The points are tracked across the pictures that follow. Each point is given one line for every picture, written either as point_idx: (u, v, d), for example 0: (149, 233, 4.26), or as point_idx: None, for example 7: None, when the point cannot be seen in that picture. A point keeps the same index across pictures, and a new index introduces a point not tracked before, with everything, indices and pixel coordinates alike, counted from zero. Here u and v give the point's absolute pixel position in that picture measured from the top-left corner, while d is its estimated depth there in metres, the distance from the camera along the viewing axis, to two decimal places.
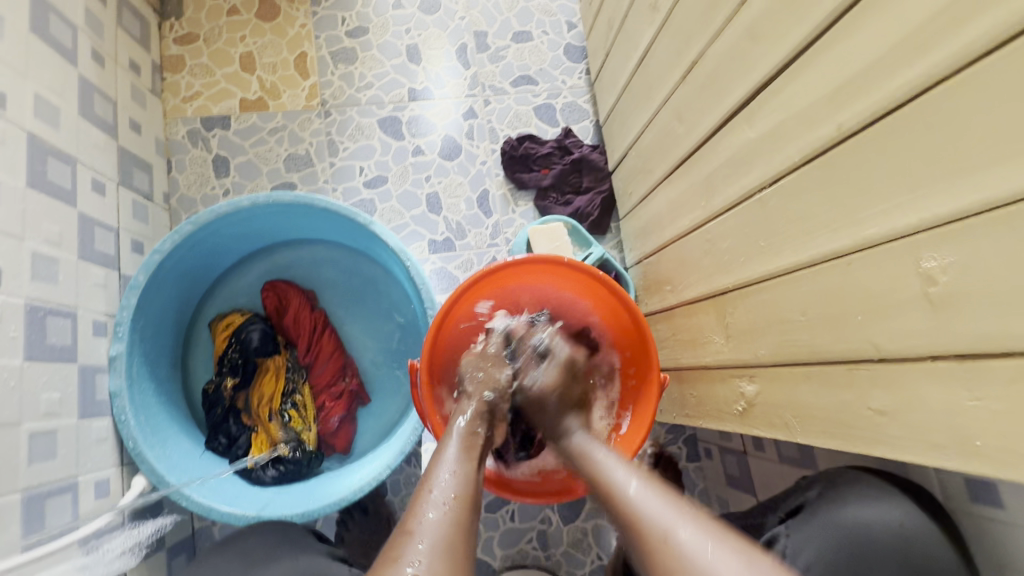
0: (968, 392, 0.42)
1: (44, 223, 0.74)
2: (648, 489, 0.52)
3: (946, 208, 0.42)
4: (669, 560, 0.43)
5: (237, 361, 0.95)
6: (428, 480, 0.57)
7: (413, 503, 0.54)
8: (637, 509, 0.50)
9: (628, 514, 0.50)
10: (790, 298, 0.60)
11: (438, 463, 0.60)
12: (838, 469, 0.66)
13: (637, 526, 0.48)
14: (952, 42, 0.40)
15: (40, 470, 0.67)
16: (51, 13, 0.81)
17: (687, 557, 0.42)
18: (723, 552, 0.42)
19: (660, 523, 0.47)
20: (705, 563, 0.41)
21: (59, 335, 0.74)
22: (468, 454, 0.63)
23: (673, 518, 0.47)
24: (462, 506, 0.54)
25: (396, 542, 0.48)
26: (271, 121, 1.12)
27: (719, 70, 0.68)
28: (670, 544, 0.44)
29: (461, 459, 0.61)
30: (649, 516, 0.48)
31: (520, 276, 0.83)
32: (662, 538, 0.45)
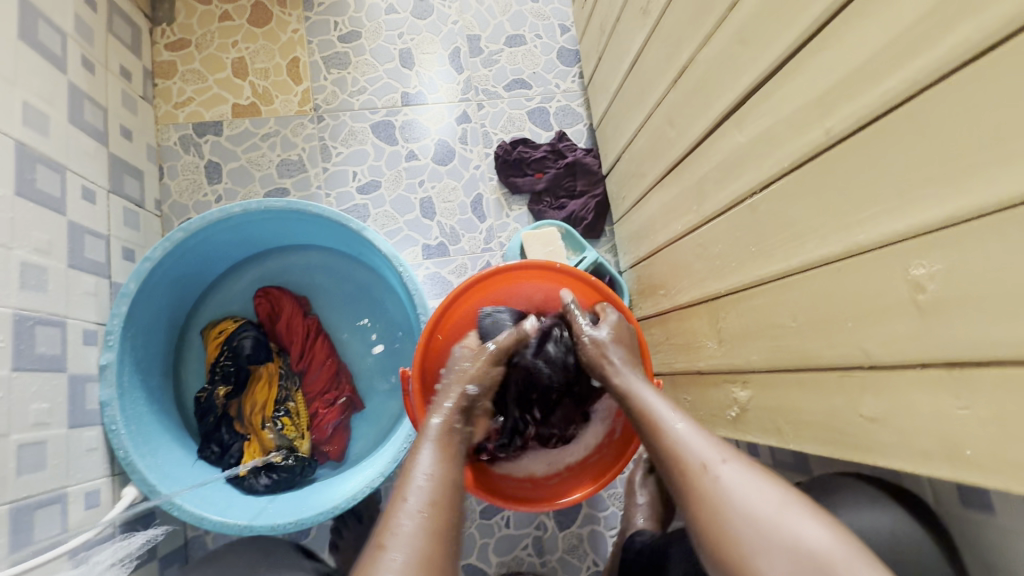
0: (956, 400, 0.42)
1: (34, 232, 0.74)
2: (690, 422, 0.55)
3: (933, 215, 0.42)
4: (706, 492, 0.49)
5: (229, 368, 0.95)
6: (405, 476, 0.56)
7: (387, 512, 0.53)
8: (676, 440, 0.54)
9: (669, 442, 0.54)
10: (781, 303, 0.60)
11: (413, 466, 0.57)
12: (833, 475, 0.65)
13: (678, 456, 0.53)
14: (939, 47, 0.40)
15: (29, 481, 0.67)
16: (41, 21, 0.81)
17: (724, 490, 0.48)
18: (758, 488, 0.47)
19: (698, 457, 0.51)
20: (739, 497, 0.47)
21: (49, 344, 0.73)
22: (447, 450, 0.60)
23: (712, 454, 0.51)
24: (436, 502, 0.54)
25: (371, 556, 0.49)
26: (263, 127, 1.11)
27: (710, 74, 0.68)
28: (709, 475, 0.50)
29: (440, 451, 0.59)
30: (690, 451, 0.52)
31: (516, 279, 0.82)
32: (701, 471, 0.50)
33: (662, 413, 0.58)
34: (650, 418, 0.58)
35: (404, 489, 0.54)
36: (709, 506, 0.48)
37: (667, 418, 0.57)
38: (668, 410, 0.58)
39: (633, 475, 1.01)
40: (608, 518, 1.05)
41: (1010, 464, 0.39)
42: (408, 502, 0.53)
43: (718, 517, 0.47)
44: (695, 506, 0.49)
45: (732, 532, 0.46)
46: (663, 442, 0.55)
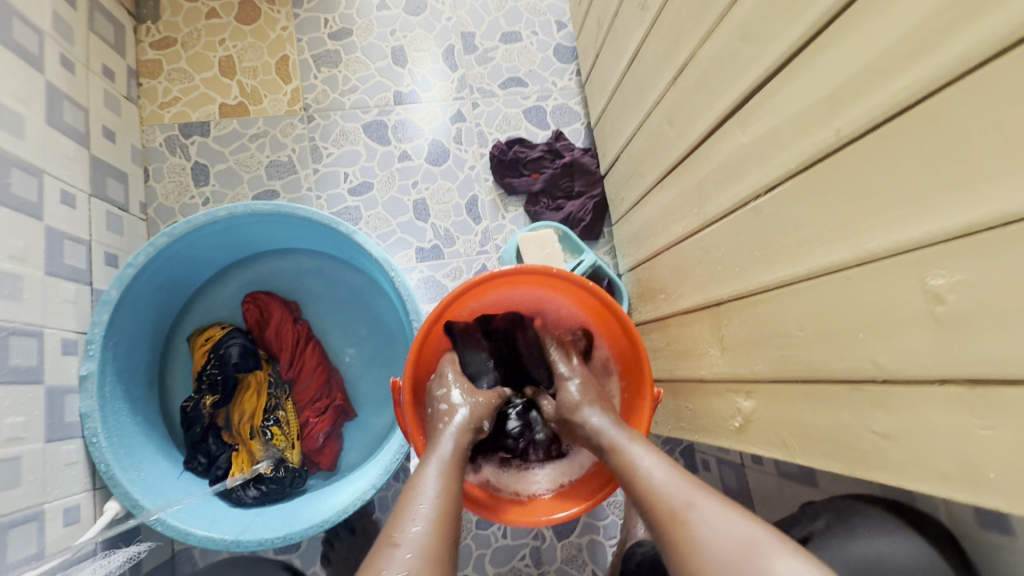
0: (978, 419, 0.39)
1: (7, 239, 0.71)
2: (665, 466, 0.55)
3: (952, 221, 0.39)
4: (680, 534, 0.47)
5: (216, 377, 0.92)
6: (415, 483, 0.58)
7: (399, 514, 0.54)
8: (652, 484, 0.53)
9: (643, 489, 0.54)
10: (787, 312, 0.57)
11: (427, 470, 0.59)
12: (843, 498, 0.63)
13: (654, 503, 0.52)
14: (959, 41, 0.36)
15: (2, 500, 0.64)
16: (15, 19, 0.78)
17: (697, 532, 0.46)
18: (728, 525, 0.45)
19: (671, 501, 0.50)
20: (711, 539, 0.45)
21: (24, 356, 0.71)
22: (457, 466, 0.62)
23: (688, 496, 0.50)
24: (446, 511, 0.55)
25: (382, 550, 0.50)
26: (252, 127, 1.08)
27: (710, 72, 0.65)
28: (683, 518, 0.48)
29: (450, 466, 0.61)
30: (664, 494, 0.51)
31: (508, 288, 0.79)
32: (676, 514, 0.49)
33: (639, 459, 0.58)
34: (629, 465, 0.58)
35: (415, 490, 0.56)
36: (687, 553, 0.46)
37: (644, 463, 0.56)
38: (647, 455, 0.58)
39: None
40: (608, 527, 1.02)
41: None
42: (419, 502, 0.54)
43: (695, 559, 0.45)
44: (672, 550, 0.48)
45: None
46: (640, 489, 0.54)
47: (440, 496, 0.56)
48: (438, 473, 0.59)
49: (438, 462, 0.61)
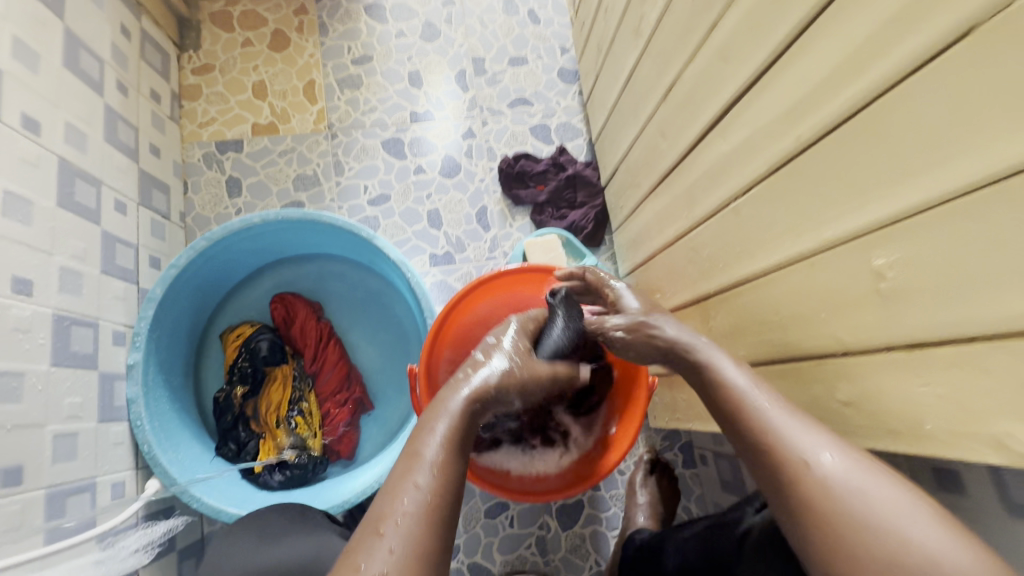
0: (917, 378, 0.46)
1: (71, 240, 0.80)
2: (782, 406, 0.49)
3: (887, 210, 0.46)
4: (813, 501, 0.42)
5: (246, 370, 1.00)
6: (409, 458, 0.49)
7: (391, 491, 0.47)
8: (788, 448, 0.46)
9: (775, 455, 0.46)
10: (763, 300, 0.64)
11: (413, 469, 0.48)
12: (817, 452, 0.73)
13: (743, 428, 0.49)
14: (885, 62, 0.44)
15: (61, 470, 0.72)
16: (82, 50, 0.89)
17: (841, 498, 0.41)
18: (872, 481, 0.41)
19: (804, 456, 0.45)
20: (861, 497, 0.41)
21: (82, 344, 0.79)
22: (457, 452, 0.51)
23: (815, 449, 0.45)
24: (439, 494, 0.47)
25: (365, 541, 0.43)
26: (281, 144, 1.18)
27: (695, 90, 0.73)
28: (816, 483, 0.43)
29: (447, 460, 0.49)
30: (796, 452, 0.45)
31: (471, 305, 0.86)
32: (808, 474, 0.44)
33: (777, 419, 0.48)
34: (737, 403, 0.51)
35: (396, 488, 0.47)
36: (820, 515, 0.42)
37: (782, 421, 0.47)
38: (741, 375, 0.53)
39: (634, 475, 1.04)
40: (610, 518, 1.07)
41: (964, 436, 0.42)
42: (398, 504, 0.45)
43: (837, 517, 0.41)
44: (792, 518, 0.44)
45: (840, 537, 0.40)
46: (770, 459, 0.46)
47: (428, 495, 0.47)
48: (430, 472, 0.48)
49: (427, 462, 0.49)
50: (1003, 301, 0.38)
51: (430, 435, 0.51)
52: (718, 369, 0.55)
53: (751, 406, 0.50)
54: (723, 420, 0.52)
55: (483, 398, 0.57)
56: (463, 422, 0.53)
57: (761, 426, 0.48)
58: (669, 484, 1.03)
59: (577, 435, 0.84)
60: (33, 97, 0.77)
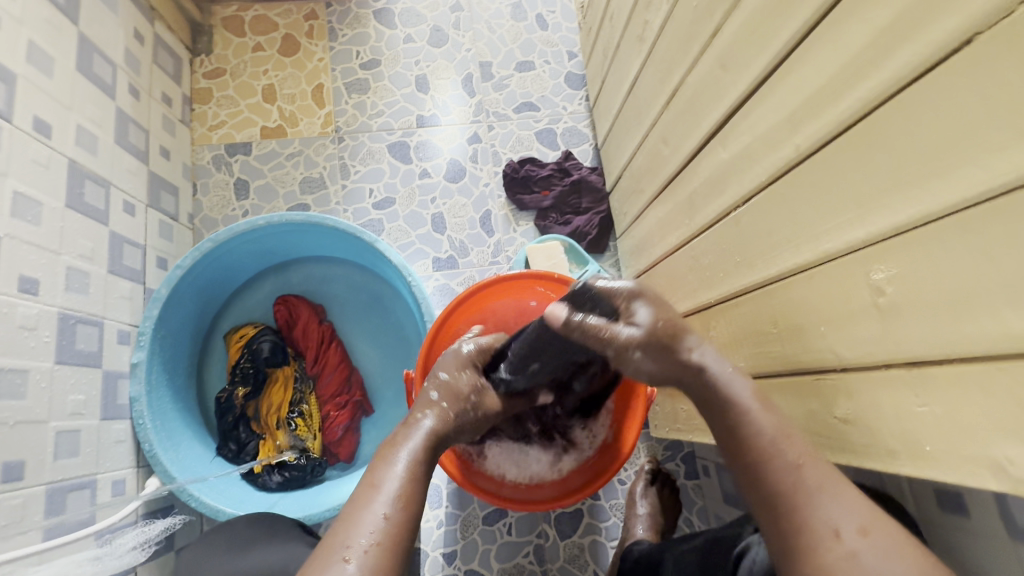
0: (915, 397, 0.44)
1: (79, 240, 0.82)
2: (814, 463, 0.47)
3: (885, 223, 0.44)
4: (828, 571, 0.41)
5: (248, 370, 1.01)
6: (374, 483, 0.52)
7: (350, 516, 0.49)
8: (811, 512, 0.44)
9: (796, 517, 0.45)
10: (762, 311, 0.63)
11: (374, 500, 0.50)
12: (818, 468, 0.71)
13: (767, 478, 0.47)
14: (885, 69, 0.43)
15: (63, 466, 0.73)
16: (95, 54, 0.91)
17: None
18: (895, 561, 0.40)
19: (831, 524, 0.43)
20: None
21: (87, 342, 0.81)
22: (418, 482, 0.54)
23: (843, 518, 0.43)
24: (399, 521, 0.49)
25: (330, 564, 0.45)
26: (289, 147, 1.20)
27: (697, 96, 0.72)
28: (837, 553, 0.42)
29: (410, 493, 0.52)
30: (824, 518, 0.43)
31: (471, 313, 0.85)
32: (831, 543, 0.42)
33: (808, 478, 0.46)
34: (766, 450, 0.48)
35: (360, 516, 0.49)
36: None
37: (808, 481, 0.46)
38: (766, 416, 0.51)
39: (634, 486, 1.02)
40: (610, 528, 1.06)
41: (963, 458, 0.41)
42: (360, 537, 0.47)
43: None
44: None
45: None
46: (788, 520, 0.45)
47: (392, 525, 0.49)
48: (393, 504, 0.50)
49: (389, 491, 0.51)
50: (1003, 319, 0.37)
51: (395, 466, 0.54)
52: (744, 404, 0.52)
53: (780, 455, 0.48)
54: (739, 461, 0.50)
55: (443, 437, 0.61)
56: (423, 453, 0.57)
57: (784, 482, 0.46)
58: (669, 496, 1.01)
59: (568, 460, 0.81)
60: (46, 100, 0.79)
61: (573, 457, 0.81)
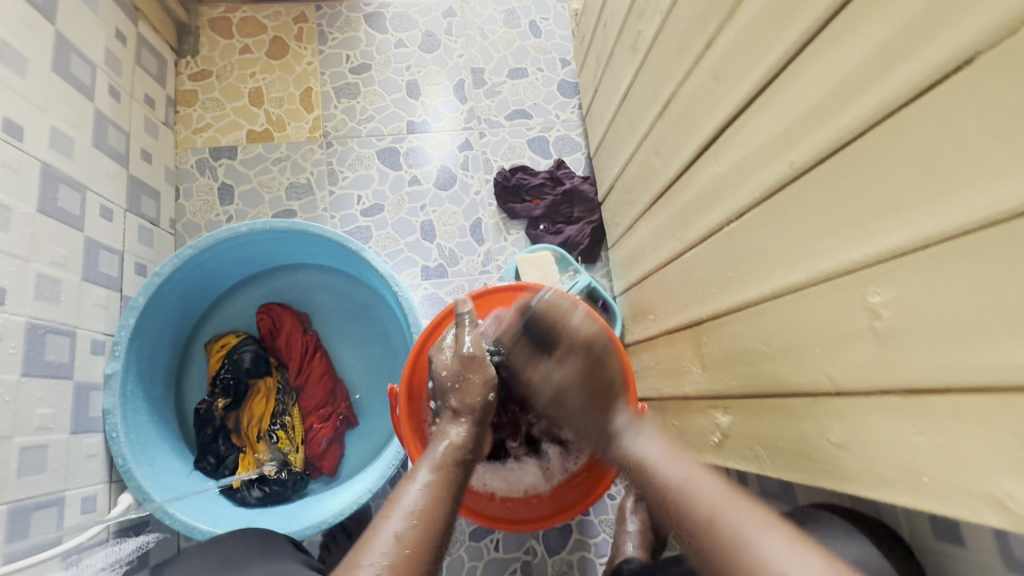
0: (911, 426, 0.43)
1: (51, 246, 0.79)
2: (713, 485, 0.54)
3: (882, 245, 0.43)
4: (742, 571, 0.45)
5: (228, 381, 0.98)
6: (396, 495, 0.56)
7: (371, 531, 0.51)
8: (726, 527, 0.49)
9: (716, 535, 0.49)
10: (754, 329, 0.62)
11: (391, 516, 0.53)
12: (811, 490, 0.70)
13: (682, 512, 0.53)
14: (882, 87, 0.42)
15: (28, 483, 0.71)
16: (73, 55, 0.88)
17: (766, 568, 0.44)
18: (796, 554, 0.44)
19: (734, 528, 0.48)
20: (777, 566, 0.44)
21: (57, 353, 0.78)
22: (438, 502, 0.56)
23: (741, 522, 0.49)
24: (418, 537, 0.51)
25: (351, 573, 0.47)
26: (275, 151, 1.17)
27: (690, 108, 0.71)
28: (759, 552, 0.45)
29: (425, 510, 0.54)
30: (730, 527, 0.48)
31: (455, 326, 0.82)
32: (743, 542, 0.47)
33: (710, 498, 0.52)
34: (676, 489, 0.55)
35: (377, 533, 0.51)
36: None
37: (724, 513, 0.50)
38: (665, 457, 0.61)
39: (624, 501, 1.00)
40: (599, 545, 1.04)
41: (961, 490, 0.39)
42: (373, 554, 0.49)
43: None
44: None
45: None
46: (712, 542, 0.49)
47: (406, 544, 0.50)
48: (408, 519, 0.52)
49: (406, 507, 0.54)
50: (1002, 349, 0.35)
51: (414, 484, 0.57)
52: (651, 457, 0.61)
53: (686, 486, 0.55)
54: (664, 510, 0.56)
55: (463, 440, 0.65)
56: (442, 471, 0.60)
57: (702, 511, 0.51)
58: None
59: (556, 461, 0.81)
60: (18, 101, 0.76)
61: (560, 458, 0.81)
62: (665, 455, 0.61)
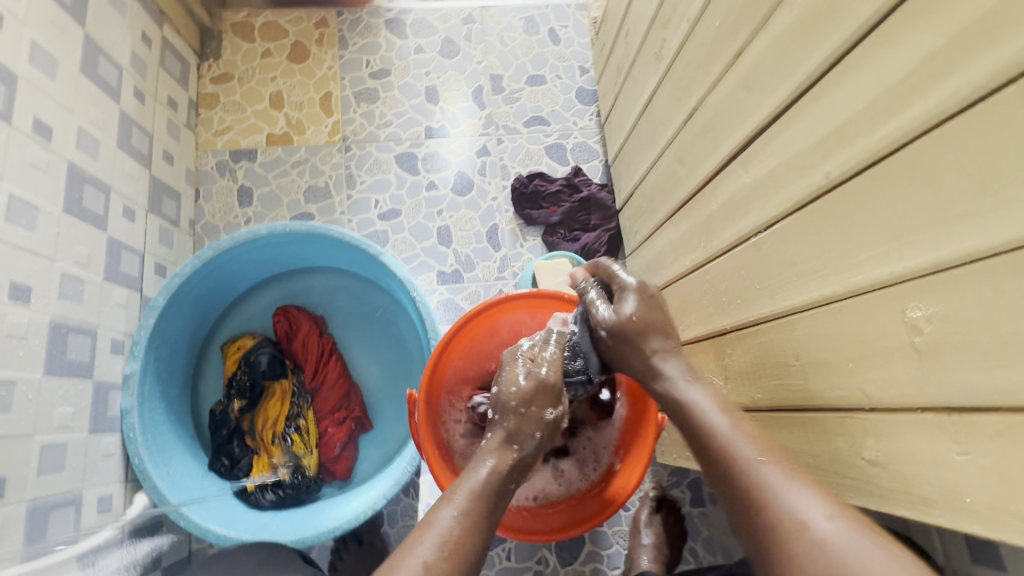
0: (955, 445, 0.42)
1: (75, 245, 0.79)
2: (769, 457, 0.48)
3: (925, 259, 0.42)
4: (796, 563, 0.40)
5: (244, 383, 0.98)
6: (432, 514, 0.52)
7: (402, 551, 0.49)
8: (774, 506, 0.44)
9: (764, 511, 0.44)
10: (783, 342, 0.61)
11: (423, 538, 0.49)
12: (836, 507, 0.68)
13: (730, 486, 0.48)
14: (928, 98, 0.41)
15: (46, 483, 0.71)
16: (101, 57, 0.89)
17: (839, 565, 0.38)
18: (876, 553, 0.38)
19: (799, 517, 0.42)
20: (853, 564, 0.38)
21: (78, 352, 0.79)
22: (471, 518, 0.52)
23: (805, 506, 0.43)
24: (451, 561, 0.48)
25: None
26: (295, 155, 1.18)
27: (717, 117, 0.70)
28: (812, 543, 0.40)
29: (459, 535, 0.50)
30: (791, 511, 0.43)
31: (468, 335, 0.82)
32: (802, 533, 0.41)
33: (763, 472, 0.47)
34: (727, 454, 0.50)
35: (406, 558, 0.48)
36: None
37: (765, 472, 0.47)
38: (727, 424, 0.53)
39: (639, 513, 0.98)
40: (612, 556, 1.02)
41: (1009, 513, 0.38)
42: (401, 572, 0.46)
43: None
44: None
45: None
46: (758, 518, 0.44)
47: (434, 572, 0.47)
48: (440, 547, 0.49)
49: (439, 533, 0.50)
50: None
51: (449, 510, 0.52)
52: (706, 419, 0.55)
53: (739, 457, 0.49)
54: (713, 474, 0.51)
55: (502, 487, 0.56)
56: (481, 490, 0.55)
57: (750, 483, 0.47)
58: (674, 525, 0.97)
59: (573, 475, 0.80)
60: (47, 101, 0.77)
61: (578, 473, 0.80)
62: (716, 410, 0.55)
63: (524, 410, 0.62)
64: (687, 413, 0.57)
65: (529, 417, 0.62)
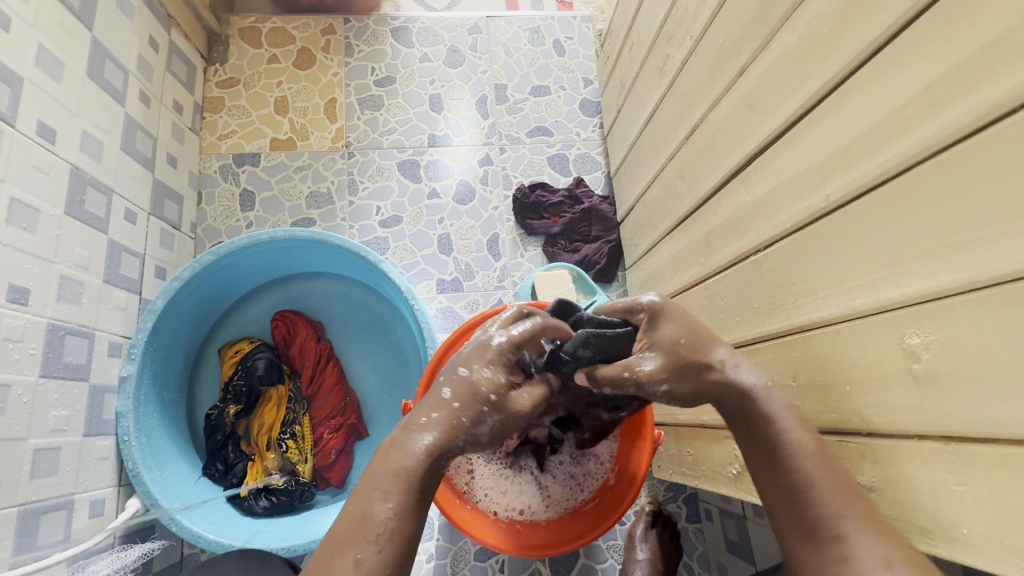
0: (952, 475, 0.41)
1: (75, 248, 0.79)
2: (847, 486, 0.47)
3: (924, 286, 0.42)
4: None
5: (241, 388, 0.97)
6: (365, 502, 0.50)
7: (338, 548, 0.48)
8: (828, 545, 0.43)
9: None
10: (780, 362, 0.60)
11: (359, 533, 0.48)
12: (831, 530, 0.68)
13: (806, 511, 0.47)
14: (929, 125, 0.41)
15: (39, 486, 0.71)
16: (107, 61, 0.90)
17: None
18: None
19: (879, 553, 0.43)
20: None
21: (75, 355, 0.79)
22: (408, 512, 0.50)
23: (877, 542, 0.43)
24: (391, 553, 0.48)
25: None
26: (298, 160, 1.18)
27: (719, 134, 0.70)
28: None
29: (399, 528, 0.50)
30: (871, 548, 0.43)
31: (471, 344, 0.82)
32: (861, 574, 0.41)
33: (838, 502, 0.46)
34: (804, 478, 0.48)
35: (336, 557, 0.47)
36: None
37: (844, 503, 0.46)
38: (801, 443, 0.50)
39: (633, 528, 0.96)
40: (606, 571, 1.02)
41: (1004, 546, 0.38)
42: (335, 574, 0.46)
43: None
44: None
45: None
46: (833, 551, 0.45)
47: (366, 570, 0.47)
48: (378, 543, 0.48)
49: (376, 526, 0.49)
50: None
51: (384, 501, 0.50)
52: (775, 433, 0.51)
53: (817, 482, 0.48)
54: (777, 491, 0.50)
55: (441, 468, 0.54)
56: (425, 480, 0.52)
57: (824, 512, 0.47)
58: (669, 541, 0.95)
59: (557, 492, 0.78)
60: (53, 104, 0.78)
61: (562, 490, 0.78)
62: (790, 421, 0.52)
63: (475, 408, 0.54)
64: (756, 421, 0.53)
65: (479, 410, 0.54)
